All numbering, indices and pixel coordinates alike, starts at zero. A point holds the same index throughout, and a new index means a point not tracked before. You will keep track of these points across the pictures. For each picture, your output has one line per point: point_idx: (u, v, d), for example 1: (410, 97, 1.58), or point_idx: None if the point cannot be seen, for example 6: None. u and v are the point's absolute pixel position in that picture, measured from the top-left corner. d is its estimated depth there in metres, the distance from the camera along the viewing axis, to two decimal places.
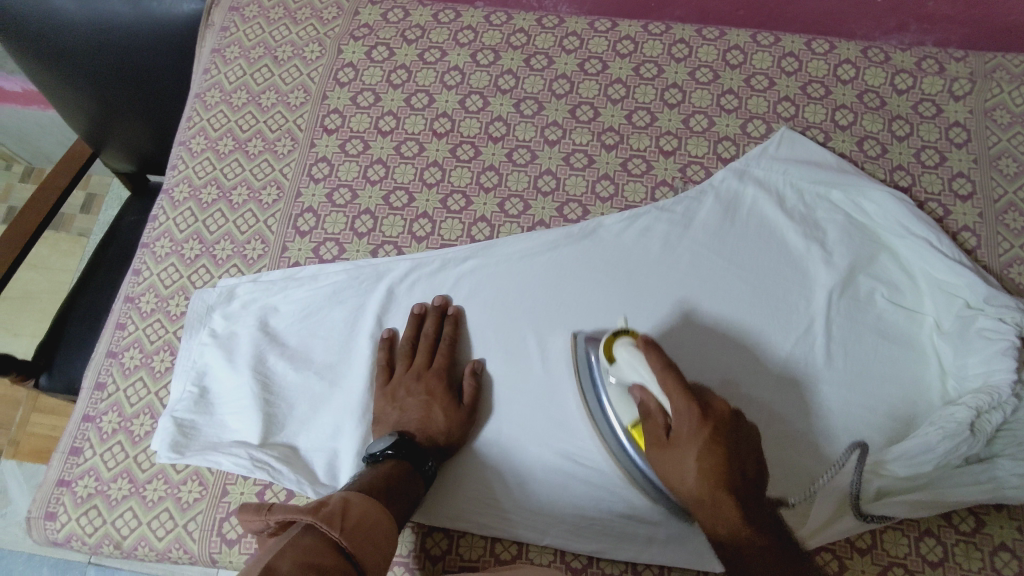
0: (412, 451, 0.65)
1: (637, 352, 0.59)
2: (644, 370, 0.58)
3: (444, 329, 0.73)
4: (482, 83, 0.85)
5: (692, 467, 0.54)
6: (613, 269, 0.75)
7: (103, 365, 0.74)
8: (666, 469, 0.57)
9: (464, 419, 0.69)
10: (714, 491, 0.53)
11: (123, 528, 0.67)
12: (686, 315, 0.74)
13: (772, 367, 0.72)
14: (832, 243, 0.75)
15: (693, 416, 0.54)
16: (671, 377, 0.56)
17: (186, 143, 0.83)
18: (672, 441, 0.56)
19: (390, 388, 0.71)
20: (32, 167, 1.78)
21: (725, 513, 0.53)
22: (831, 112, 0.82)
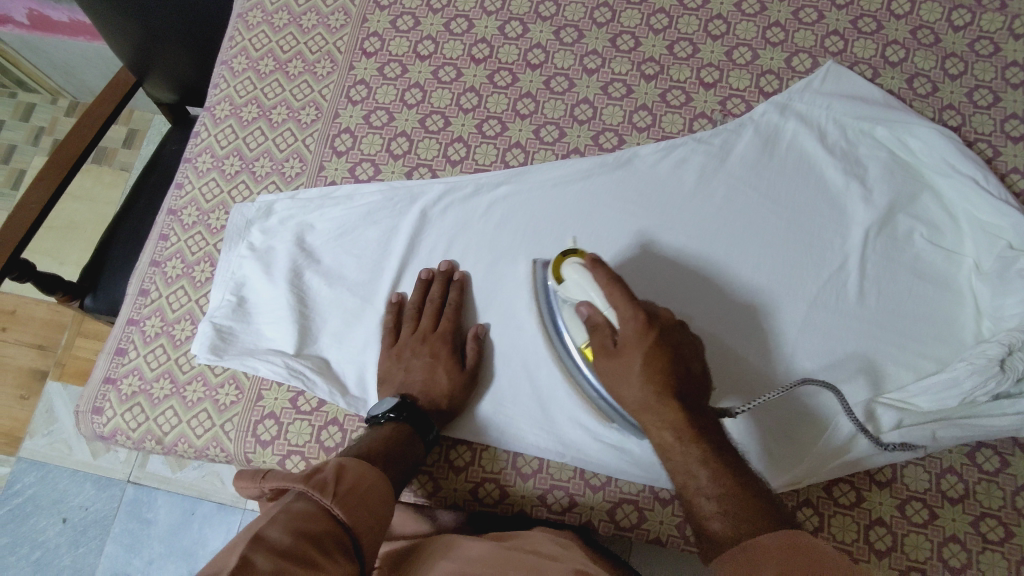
0: (414, 415, 0.66)
1: (583, 271, 0.62)
2: (590, 288, 0.61)
3: (450, 294, 0.72)
4: (522, 10, 0.84)
5: (636, 370, 0.56)
6: (644, 202, 0.75)
7: (147, 273, 0.76)
8: (613, 381, 0.58)
9: (467, 382, 0.69)
10: (660, 397, 0.55)
11: (164, 425, 0.70)
12: (683, 277, 0.73)
13: (734, 305, 0.72)
14: (873, 180, 0.74)
15: (640, 324, 0.56)
16: (615, 289, 0.58)
17: (228, 62, 0.84)
18: (618, 351, 0.57)
19: (395, 351, 0.71)
20: (77, 103, 1.83)
21: (669, 416, 0.54)
22: (881, 48, 0.80)
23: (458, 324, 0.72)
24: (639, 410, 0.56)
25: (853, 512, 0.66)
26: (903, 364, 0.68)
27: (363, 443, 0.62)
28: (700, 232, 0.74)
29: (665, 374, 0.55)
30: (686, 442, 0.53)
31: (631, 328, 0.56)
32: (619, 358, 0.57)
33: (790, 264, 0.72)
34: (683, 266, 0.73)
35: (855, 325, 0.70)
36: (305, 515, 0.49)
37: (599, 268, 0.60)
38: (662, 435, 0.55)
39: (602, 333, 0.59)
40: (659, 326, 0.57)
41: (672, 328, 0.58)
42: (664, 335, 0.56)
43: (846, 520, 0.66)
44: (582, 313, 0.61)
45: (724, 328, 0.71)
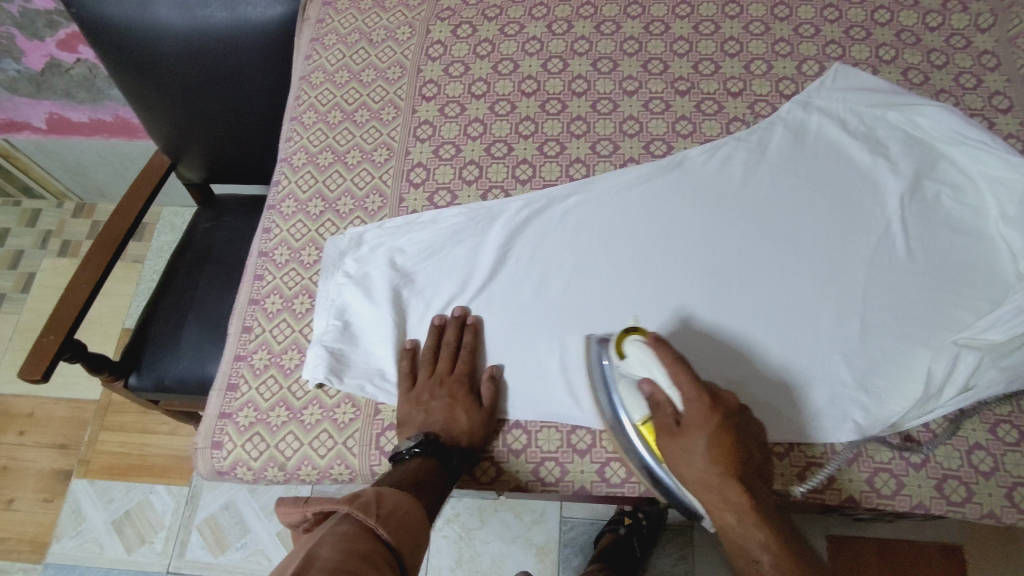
0: (439, 449, 0.66)
1: (647, 350, 0.65)
2: (656, 368, 0.64)
3: (464, 337, 0.75)
4: (559, 49, 0.94)
5: (702, 451, 0.61)
6: (701, 202, 0.83)
7: (247, 311, 0.79)
8: (673, 456, 0.63)
9: (487, 422, 0.71)
10: (724, 479, 0.60)
11: (287, 450, 0.71)
12: (690, 335, 0.77)
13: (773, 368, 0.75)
14: (895, 155, 0.84)
15: (704, 404, 0.62)
16: (683, 370, 0.63)
17: (298, 118, 0.91)
18: (682, 430, 0.62)
19: (414, 394, 0.72)
20: (84, 203, 1.85)
21: (731, 497, 0.59)
22: (874, 49, 0.92)
23: (473, 366, 0.74)
24: (703, 488, 0.61)
25: (952, 441, 0.71)
26: (962, 308, 0.76)
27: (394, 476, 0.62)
28: (751, 231, 0.82)
29: (726, 453, 0.60)
30: (748, 526, 0.59)
31: (697, 409, 0.62)
32: (681, 438, 0.62)
33: (837, 243, 0.80)
34: (717, 333, 0.76)
35: (917, 291, 0.77)
36: (351, 534, 0.51)
37: (664, 349, 0.64)
38: (725, 518, 0.60)
39: (665, 412, 0.64)
40: (722, 407, 0.62)
41: (733, 410, 0.63)
42: (726, 417, 0.62)
43: (948, 449, 0.71)
44: (643, 390, 0.65)
45: (791, 321, 0.76)
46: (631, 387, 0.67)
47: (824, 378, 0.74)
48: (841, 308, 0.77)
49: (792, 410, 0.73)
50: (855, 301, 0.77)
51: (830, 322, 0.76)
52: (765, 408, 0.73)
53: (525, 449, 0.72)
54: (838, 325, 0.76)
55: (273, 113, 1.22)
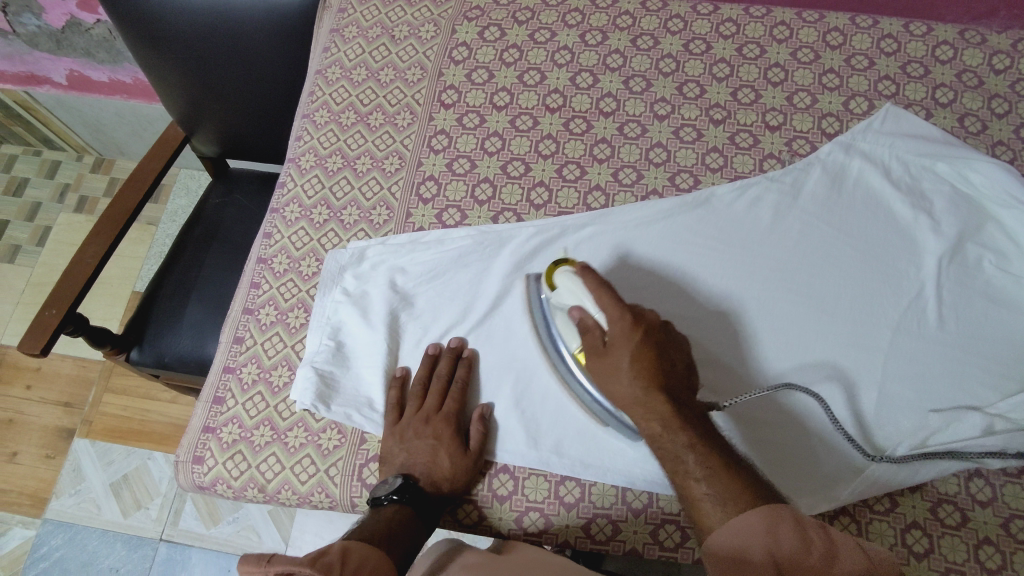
0: (416, 497, 0.66)
1: (574, 278, 0.66)
2: (580, 292, 0.65)
3: (457, 372, 0.72)
4: (591, 62, 0.88)
5: (626, 367, 0.61)
6: (723, 243, 0.78)
7: (240, 321, 0.77)
8: (603, 375, 0.63)
9: (471, 466, 0.68)
10: (648, 393, 0.60)
11: (267, 472, 0.70)
12: (627, 272, 0.77)
13: (712, 309, 0.75)
14: (939, 213, 0.78)
15: (625, 324, 0.62)
16: (604, 293, 0.63)
17: (309, 116, 0.87)
18: (608, 349, 0.63)
19: (398, 429, 0.69)
20: (103, 158, 1.83)
21: (656, 408, 0.59)
22: (931, 90, 0.85)
23: (463, 404, 0.71)
24: (629, 403, 0.61)
25: (961, 532, 0.67)
26: (987, 386, 0.71)
27: (366, 526, 0.62)
28: (773, 278, 0.76)
29: (653, 367, 0.61)
30: (672, 432, 0.58)
31: (621, 328, 0.62)
32: (609, 357, 0.63)
33: (862, 304, 0.75)
34: (654, 270, 0.76)
35: (944, 358, 0.72)
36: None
37: (589, 272, 0.65)
38: (650, 427, 0.60)
39: (591, 334, 0.64)
40: (644, 325, 0.62)
41: (658, 327, 0.63)
42: (650, 333, 0.62)
43: (955, 541, 0.67)
44: (574, 318, 0.66)
45: (803, 385, 0.72)
46: (564, 316, 0.68)
47: (765, 327, 0.74)
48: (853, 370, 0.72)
49: (801, 473, 0.69)
50: (875, 369, 0.72)
51: (844, 386, 0.71)
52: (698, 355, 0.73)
53: (511, 496, 0.69)
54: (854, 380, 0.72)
55: (288, 94, 1.17)
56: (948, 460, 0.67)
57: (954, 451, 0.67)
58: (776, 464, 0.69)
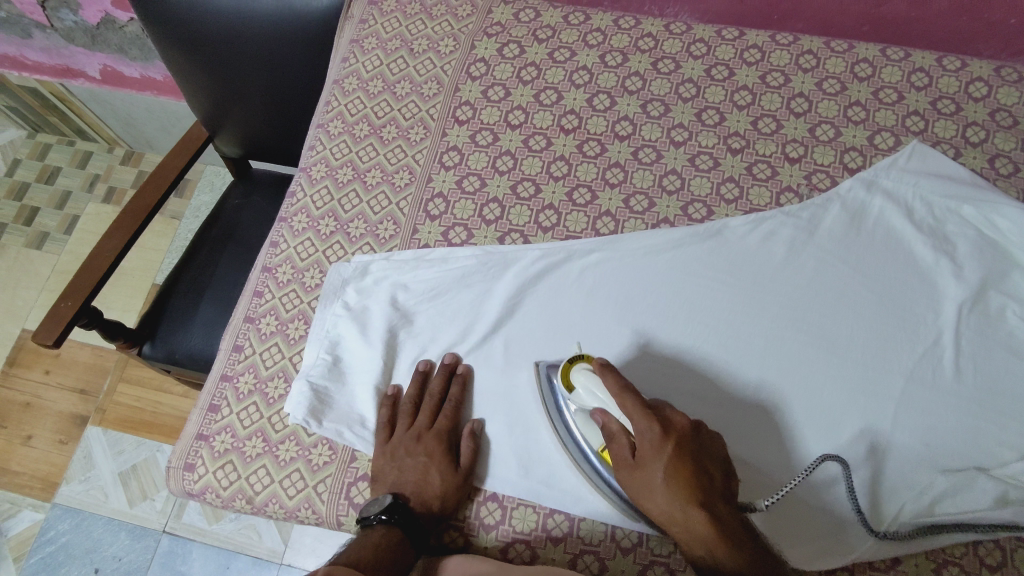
0: (405, 518, 0.64)
1: (593, 378, 0.63)
2: (602, 394, 0.62)
3: (449, 390, 0.71)
4: (609, 83, 0.87)
5: (660, 484, 0.57)
6: (735, 280, 0.75)
7: (241, 329, 0.77)
8: (637, 490, 0.59)
9: (461, 485, 0.67)
10: (686, 509, 0.56)
11: (256, 484, 0.70)
12: (649, 364, 0.72)
13: (744, 407, 0.70)
14: (963, 258, 0.74)
15: (655, 437, 0.58)
16: (628, 399, 0.59)
17: (324, 126, 0.88)
18: (638, 462, 0.59)
19: (389, 448, 0.69)
20: (133, 151, 1.87)
21: (698, 528, 0.55)
22: (961, 128, 0.81)
23: (454, 421, 0.71)
24: (667, 521, 0.57)
25: None
26: (1002, 444, 0.68)
27: (352, 551, 0.60)
28: (785, 319, 0.74)
29: (689, 482, 0.56)
30: (717, 556, 0.55)
31: (649, 438, 0.58)
32: (640, 471, 0.58)
33: (875, 348, 0.72)
34: (678, 362, 0.72)
35: (959, 411, 0.69)
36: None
37: (609, 373, 0.62)
38: (693, 547, 0.56)
39: (618, 443, 0.61)
40: (676, 435, 0.58)
41: (688, 432, 0.59)
42: (682, 443, 0.58)
43: None
44: (597, 421, 0.63)
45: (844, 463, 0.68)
46: (585, 416, 0.65)
47: (801, 428, 0.69)
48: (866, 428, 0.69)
49: (808, 533, 0.66)
50: (884, 420, 0.69)
51: (849, 440, 0.68)
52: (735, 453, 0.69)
53: (498, 526, 0.68)
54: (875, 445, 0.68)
55: (309, 100, 1.18)
56: (952, 530, 0.64)
57: (959, 520, 0.64)
58: (783, 527, 0.67)
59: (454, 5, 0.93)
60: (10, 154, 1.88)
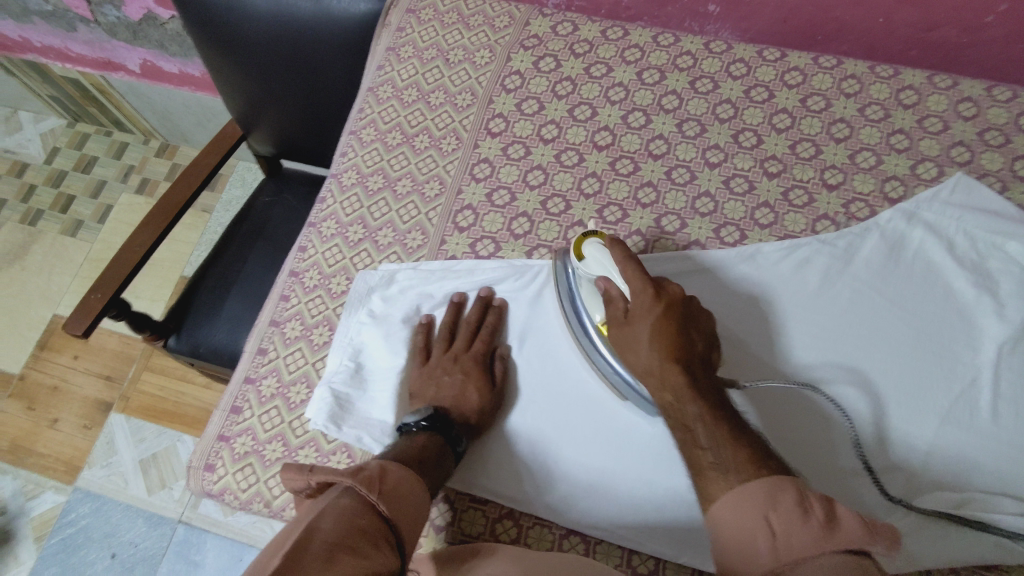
0: (445, 425, 0.67)
1: (603, 250, 0.67)
2: (610, 264, 0.66)
3: (487, 318, 0.75)
4: (645, 101, 0.86)
5: (644, 338, 0.61)
6: (764, 296, 0.74)
7: (266, 332, 0.78)
8: (623, 348, 0.64)
9: (496, 402, 0.70)
10: (664, 364, 0.59)
11: (274, 488, 0.70)
12: (662, 257, 0.77)
13: (746, 302, 0.74)
14: (1006, 295, 0.72)
15: (647, 298, 0.62)
16: (630, 266, 0.64)
17: (357, 133, 0.88)
18: (628, 321, 0.63)
19: (427, 371, 0.73)
20: (168, 145, 1.91)
21: (672, 381, 0.58)
22: (1010, 161, 0.79)
23: (490, 346, 0.74)
24: (647, 376, 0.61)
25: None
26: None
27: (399, 448, 0.62)
28: (816, 344, 0.72)
29: (671, 337, 0.60)
30: (683, 403, 0.57)
31: (642, 299, 0.62)
32: (629, 328, 0.63)
33: (909, 385, 0.69)
34: (687, 259, 0.77)
35: (997, 454, 0.66)
36: (351, 509, 0.50)
37: (617, 244, 0.66)
38: (664, 399, 0.58)
39: (614, 306, 0.65)
40: (666, 298, 0.62)
41: (680, 301, 0.63)
42: (671, 307, 0.62)
43: None
44: (598, 288, 0.66)
45: (830, 373, 0.70)
46: (590, 287, 0.68)
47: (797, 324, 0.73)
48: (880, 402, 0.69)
49: (824, 460, 0.68)
50: (915, 459, 0.67)
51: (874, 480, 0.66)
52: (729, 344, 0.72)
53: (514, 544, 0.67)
54: (870, 360, 0.71)
55: (342, 104, 1.19)
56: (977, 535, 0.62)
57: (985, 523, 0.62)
58: (799, 450, 0.68)
59: (492, 17, 0.93)
60: (50, 143, 1.93)
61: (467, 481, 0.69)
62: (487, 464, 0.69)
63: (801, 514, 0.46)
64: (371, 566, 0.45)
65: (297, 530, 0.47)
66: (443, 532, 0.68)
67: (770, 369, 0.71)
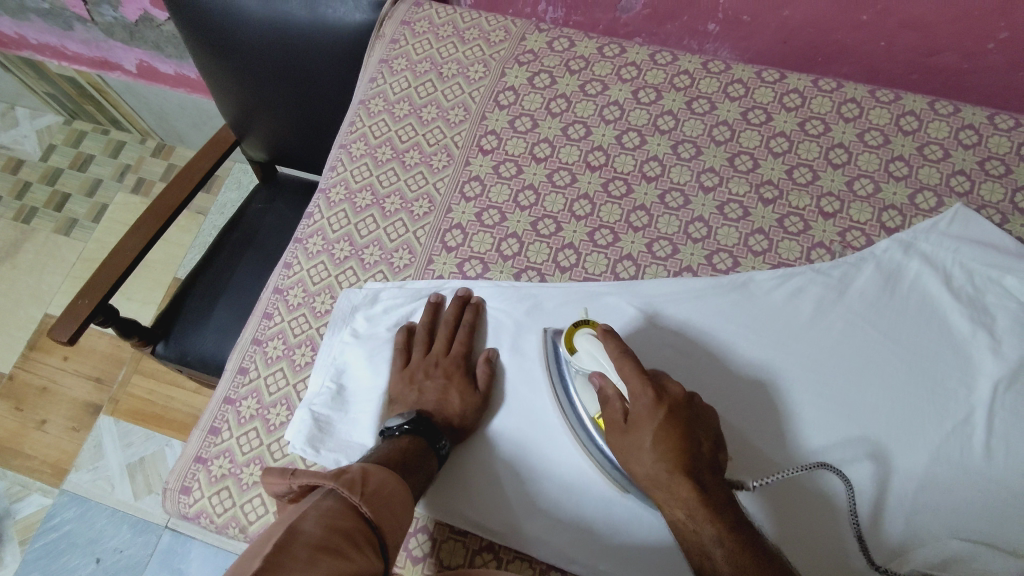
0: (429, 429, 0.66)
1: (597, 342, 0.62)
2: (604, 359, 0.62)
3: (465, 316, 0.74)
4: (641, 121, 0.84)
5: (648, 449, 0.57)
6: (755, 335, 0.72)
7: (248, 350, 0.77)
8: (625, 454, 0.60)
9: (479, 406, 0.69)
10: (672, 475, 0.56)
11: (250, 513, 0.68)
12: (656, 334, 0.73)
13: (747, 382, 0.70)
14: (1002, 331, 0.70)
15: (649, 402, 0.58)
16: (626, 363, 0.59)
17: (346, 147, 0.87)
18: (630, 427, 0.59)
19: (407, 372, 0.71)
20: (164, 144, 1.90)
21: (684, 496, 0.55)
22: (1010, 192, 0.77)
23: (470, 348, 0.73)
24: (652, 483, 0.57)
25: None
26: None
27: (381, 453, 0.62)
28: (806, 384, 0.70)
29: (678, 448, 0.56)
30: (698, 523, 0.54)
31: (643, 404, 0.58)
32: (630, 434, 0.59)
33: (899, 419, 0.68)
34: (685, 337, 0.72)
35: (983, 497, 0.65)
36: (335, 512, 0.51)
37: (611, 337, 0.62)
38: (675, 513, 0.56)
39: (613, 408, 0.61)
40: (668, 403, 0.58)
41: (682, 403, 0.58)
42: (675, 411, 0.57)
43: None
44: (594, 383, 0.63)
45: (839, 455, 0.67)
46: (585, 380, 0.65)
47: (802, 404, 0.69)
48: (868, 433, 0.68)
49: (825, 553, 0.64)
50: (905, 499, 0.65)
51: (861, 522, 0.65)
52: (729, 416, 0.69)
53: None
54: (871, 427, 0.68)
55: (336, 113, 1.17)
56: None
57: None
58: (800, 542, 0.65)
59: (487, 31, 0.92)
60: (46, 140, 1.91)
61: (444, 510, 0.67)
62: (465, 492, 0.68)
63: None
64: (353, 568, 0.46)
65: (279, 531, 0.47)
66: (420, 563, 0.67)
67: (767, 432, 0.68)
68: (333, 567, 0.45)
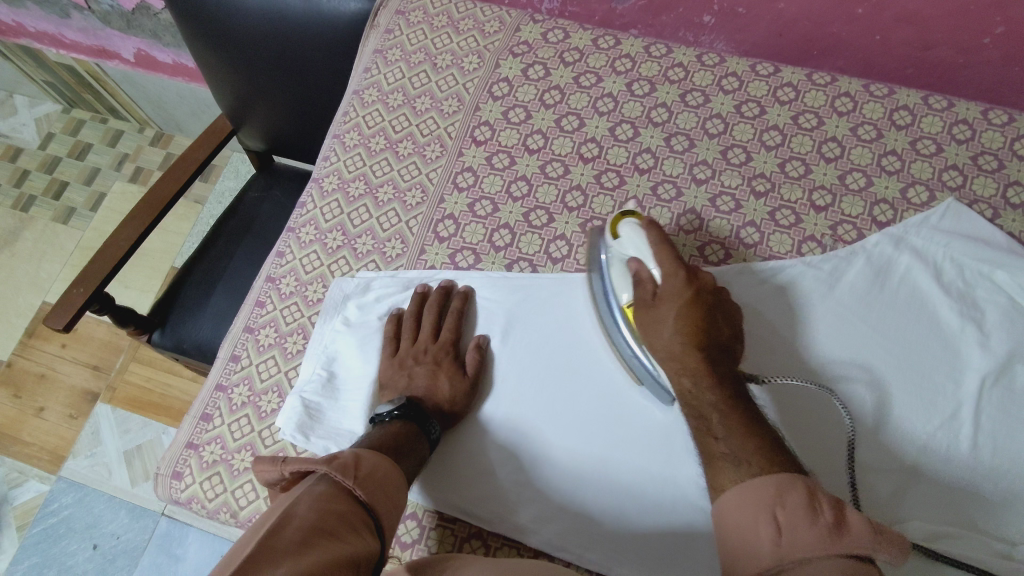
0: (418, 414, 0.66)
1: (638, 232, 0.67)
2: (645, 246, 0.66)
3: (453, 303, 0.74)
4: (634, 113, 0.84)
5: (670, 324, 0.63)
6: (773, 268, 0.75)
7: (240, 338, 0.77)
8: (643, 329, 0.65)
9: (469, 391, 0.69)
10: (687, 350, 0.62)
11: (241, 498, 0.69)
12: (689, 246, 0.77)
13: (772, 285, 0.74)
14: (991, 325, 0.70)
15: (680, 283, 0.64)
16: (666, 250, 0.66)
17: (340, 136, 0.87)
18: (655, 303, 0.64)
19: (397, 359, 0.72)
20: (162, 133, 1.90)
21: (692, 365, 0.61)
22: (1002, 187, 0.77)
23: (458, 335, 0.73)
24: (665, 356, 0.63)
25: None
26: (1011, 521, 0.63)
27: (371, 440, 0.62)
28: (822, 296, 0.73)
29: (697, 326, 0.62)
30: (702, 390, 0.61)
31: (673, 283, 0.64)
32: (656, 311, 0.64)
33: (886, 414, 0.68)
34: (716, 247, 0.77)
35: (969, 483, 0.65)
36: (328, 495, 0.51)
37: (655, 228, 0.67)
38: (681, 381, 0.62)
39: (644, 288, 0.65)
40: (698, 285, 0.64)
41: (710, 290, 0.64)
42: (701, 294, 0.64)
43: None
44: (630, 267, 0.67)
45: (847, 359, 0.70)
46: (622, 266, 0.68)
47: (821, 311, 0.72)
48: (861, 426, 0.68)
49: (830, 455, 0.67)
50: (893, 490, 0.65)
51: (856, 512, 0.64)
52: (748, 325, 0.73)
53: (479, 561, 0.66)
54: (883, 342, 0.71)
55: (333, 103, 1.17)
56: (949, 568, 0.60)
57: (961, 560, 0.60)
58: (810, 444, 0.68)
59: (482, 22, 0.92)
60: (45, 129, 1.91)
61: (435, 499, 0.68)
62: (455, 483, 0.68)
63: (808, 514, 0.49)
64: (349, 550, 0.47)
65: (274, 515, 0.48)
66: (409, 549, 0.67)
67: (776, 356, 0.71)
68: (327, 548, 0.46)
